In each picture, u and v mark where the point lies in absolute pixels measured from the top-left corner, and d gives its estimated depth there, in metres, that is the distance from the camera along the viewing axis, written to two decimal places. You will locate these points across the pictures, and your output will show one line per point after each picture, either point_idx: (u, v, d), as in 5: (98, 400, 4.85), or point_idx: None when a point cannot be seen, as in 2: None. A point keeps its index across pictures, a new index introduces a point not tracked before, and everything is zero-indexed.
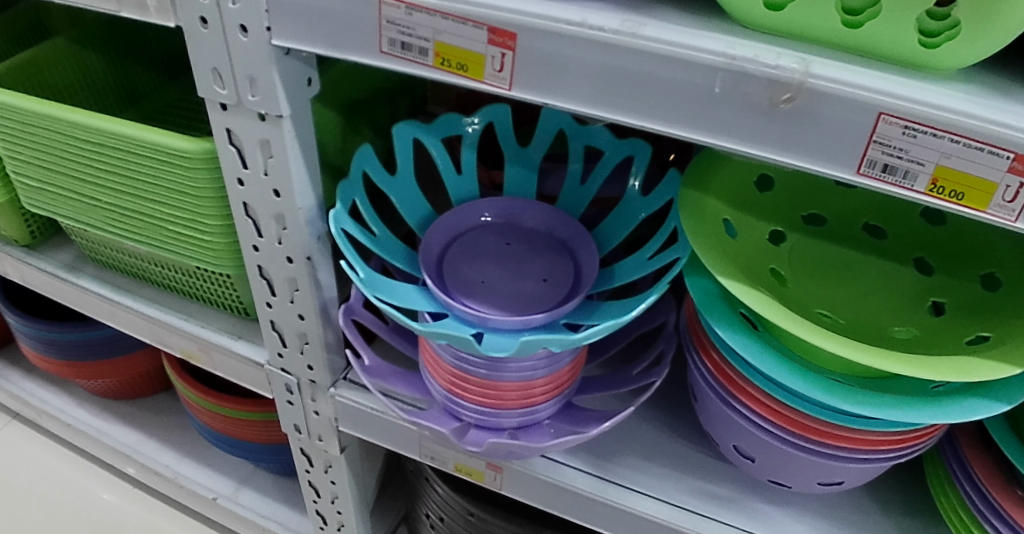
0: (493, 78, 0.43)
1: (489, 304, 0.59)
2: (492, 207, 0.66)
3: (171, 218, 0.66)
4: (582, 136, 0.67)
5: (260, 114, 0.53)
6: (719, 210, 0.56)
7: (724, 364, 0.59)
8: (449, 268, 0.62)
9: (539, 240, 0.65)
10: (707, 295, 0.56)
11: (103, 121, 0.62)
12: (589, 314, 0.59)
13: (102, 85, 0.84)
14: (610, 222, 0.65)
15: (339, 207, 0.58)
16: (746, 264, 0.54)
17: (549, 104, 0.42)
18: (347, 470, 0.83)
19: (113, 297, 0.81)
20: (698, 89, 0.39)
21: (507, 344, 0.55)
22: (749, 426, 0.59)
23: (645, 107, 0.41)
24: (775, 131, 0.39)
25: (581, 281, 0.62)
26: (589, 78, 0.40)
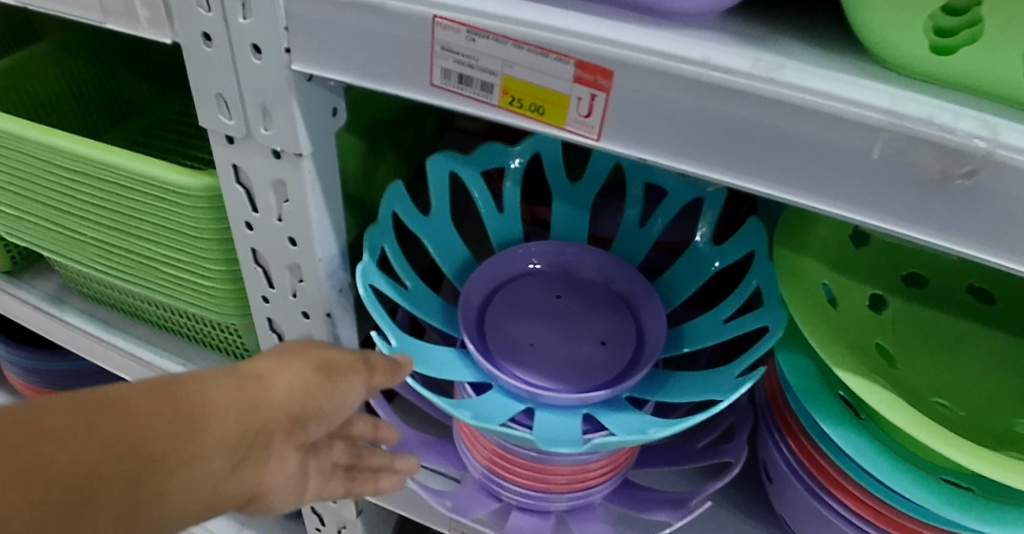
0: (578, 124, 0.34)
1: (540, 373, 0.50)
2: (540, 252, 0.58)
3: (167, 258, 0.57)
4: (643, 171, 0.58)
5: (274, 150, 0.44)
6: (817, 272, 0.47)
7: (812, 448, 0.50)
8: (491, 327, 0.53)
9: (595, 294, 0.56)
10: (801, 375, 0.47)
11: (87, 147, 0.53)
12: (661, 388, 0.50)
13: (91, 97, 0.75)
14: (676, 274, 0.57)
15: (367, 259, 0.49)
16: (854, 337, 0.45)
17: (649, 159, 0.33)
18: (362, 531, 0.74)
19: (102, 335, 0.72)
20: (847, 150, 0.30)
21: (567, 427, 0.46)
22: (838, 523, 0.49)
23: (774, 169, 0.32)
24: (941, 211, 0.30)
25: (649, 343, 0.52)
26: (705, 129, 0.31)
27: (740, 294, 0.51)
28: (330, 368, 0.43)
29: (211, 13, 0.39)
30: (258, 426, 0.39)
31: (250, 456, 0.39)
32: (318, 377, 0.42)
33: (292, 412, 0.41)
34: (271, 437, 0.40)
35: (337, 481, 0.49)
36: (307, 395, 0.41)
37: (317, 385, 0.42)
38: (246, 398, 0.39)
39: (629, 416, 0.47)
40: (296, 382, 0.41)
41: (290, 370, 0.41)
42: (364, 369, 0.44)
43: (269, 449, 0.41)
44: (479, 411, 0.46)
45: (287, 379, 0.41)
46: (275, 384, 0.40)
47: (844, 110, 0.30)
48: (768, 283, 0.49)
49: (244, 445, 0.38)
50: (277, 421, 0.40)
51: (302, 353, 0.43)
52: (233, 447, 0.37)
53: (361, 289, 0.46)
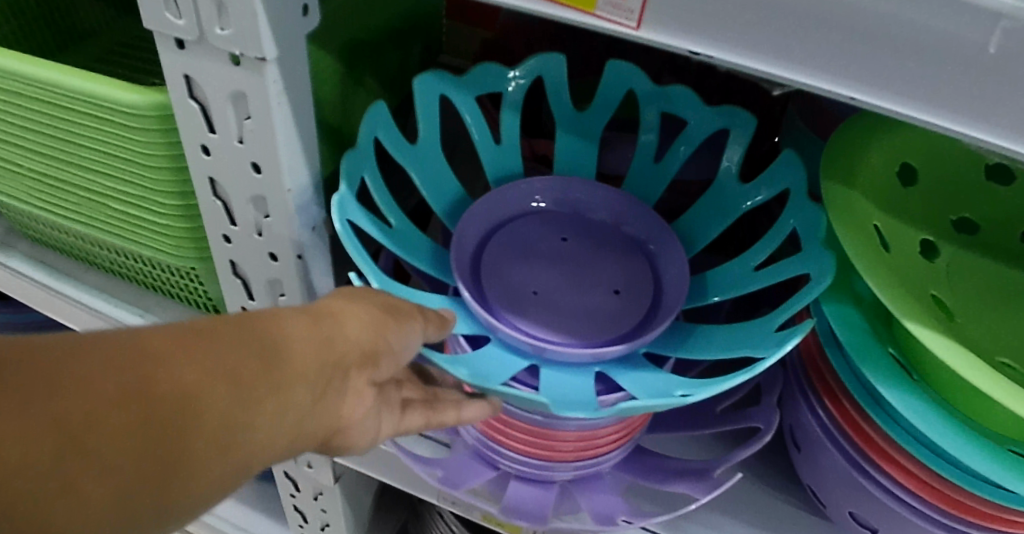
0: (613, 8, 0.27)
1: (546, 325, 0.43)
2: (545, 187, 0.50)
3: (116, 192, 0.50)
4: (659, 99, 0.51)
5: (233, 55, 0.36)
6: (868, 213, 0.41)
7: (859, 417, 0.45)
8: (489, 271, 0.46)
9: (607, 237, 0.49)
10: (850, 329, 0.43)
11: (14, 60, 0.45)
12: (683, 344, 0.44)
13: (35, 19, 0.65)
14: (697, 214, 0.50)
15: (345, 193, 0.42)
16: (910, 286, 0.40)
17: (698, 53, 0.27)
18: (341, 497, 0.68)
19: (51, 284, 0.64)
20: (955, 43, 0.24)
21: (580, 386, 0.40)
22: (881, 494, 0.45)
23: (859, 65, 0.26)
24: None
25: (668, 293, 0.46)
26: (774, 13, 0.25)
27: (776, 237, 0.45)
28: (400, 308, 0.37)
29: None
30: (335, 360, 0.32)
31: (333, 393, 0.32)
32: (387, 313, 0.36)
33: (369, 347, 0.34)
34: (352, 372, 0.33)
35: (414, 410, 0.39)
36: (379, 331, 0.35)
37: (389, 322, 0.35)
38: (320, 331, 0.32)
39: (649, 376, 0.41)
40: (368, 317, 0.35)
41: (360, 304, 0.35)
42: (423, 311, 0.38)
43: (351, 387, 0.34)
44: (479, 368, 0.40)
45: (361, 316, 0.34)
46: (348, 318, 0.34)
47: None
48: (806, 226, 0.43)
49: (324, 380, 0.32)
50: (354, 359, 0.33)
51: (368, 291, 0.37)
52: (312, 380, 0.31)
53: (337, 225, 0.39)
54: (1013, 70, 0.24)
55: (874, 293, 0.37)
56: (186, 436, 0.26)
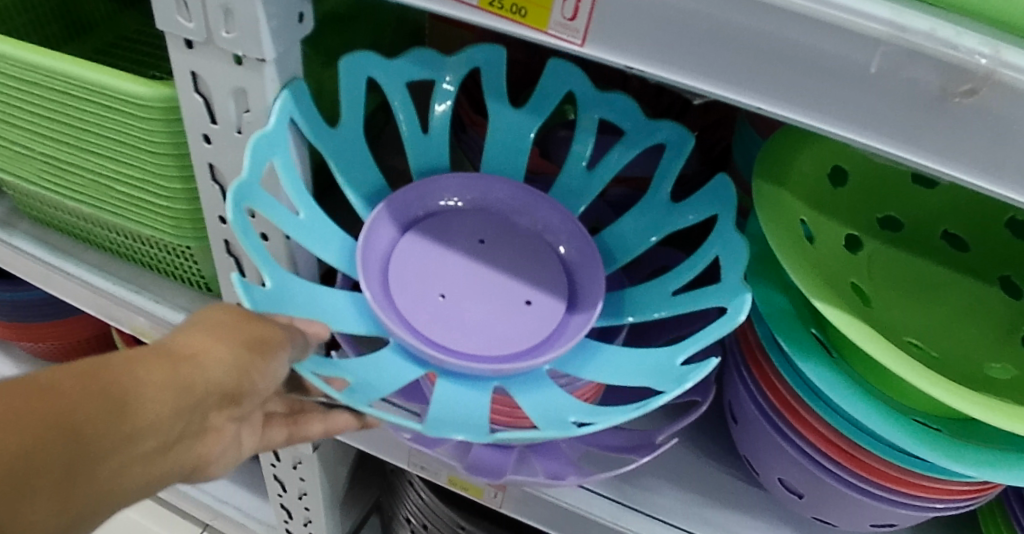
0: (561, 28, 0.32)
1: (451, 331, 0.48)
2: (460, 187, 0.56)
3: (120, 175, 0.54)
4: (600, 107, 0.56)
5: (236, 56, 0.41)
6: (796, 209, 0.47)
7: (783, 388, 0.51)
8: (393, 270, 0.51)
9: (516, 239, 0.55)
10: (776, 311, 0.48)
11: (32, 53, 0.49)
12: (593, 361, 0.48)
13: (43, 10, 0.69)
14: (631, 220, 0.56)
15: (243, 177, 0.41)
16: (829, 275, 0.45)
17: (632, 68, 0.32)
18: (318, 467, 0.73)
19: (50, 260, 0.68)
20: (845, 64, 0.29)
21: (466, 405, 0.44)
22: (803, 462, 0.51)
23: (765, 83, 0.31)
24: (940, 129, 0.29)
25: (580, 303, 0.52)
26: (695, 38, 0.30)
27: (690, 268, 0.50)
28: (268, 342, 0.38)
29: None
30: (191, 404, 0.34)
31: (186, 434, 0.35)
32: (251, 352, 0.37)
33: (228, 389, 0.36)
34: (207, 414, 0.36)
35: (279, 428, 0.45)
36: (241, 372, 0.36)
37: (252, 362, 0.37)
38: (177, 376, 0.34)
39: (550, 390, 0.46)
40: (230, 358, 0.36)
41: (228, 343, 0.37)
42: (288, 343, 0.39)
43: (205, 424, 0.36)
44: (364, 382, 0.44)
45: (220, 355, 0.36)
46: (210, 359, 0.36)
47: (845, 18, 0.28)
48: (726, 249, 0.47)
49: (177, 426, 0.34)
50: (212, 400, 0.36)
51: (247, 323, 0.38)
52: (166, 428, 0.33)
53: (229, 217, 0.40)
54: (888, 87, 0.29)
55: (792, 278, 0.43)
56: (34, 500, 0.28)
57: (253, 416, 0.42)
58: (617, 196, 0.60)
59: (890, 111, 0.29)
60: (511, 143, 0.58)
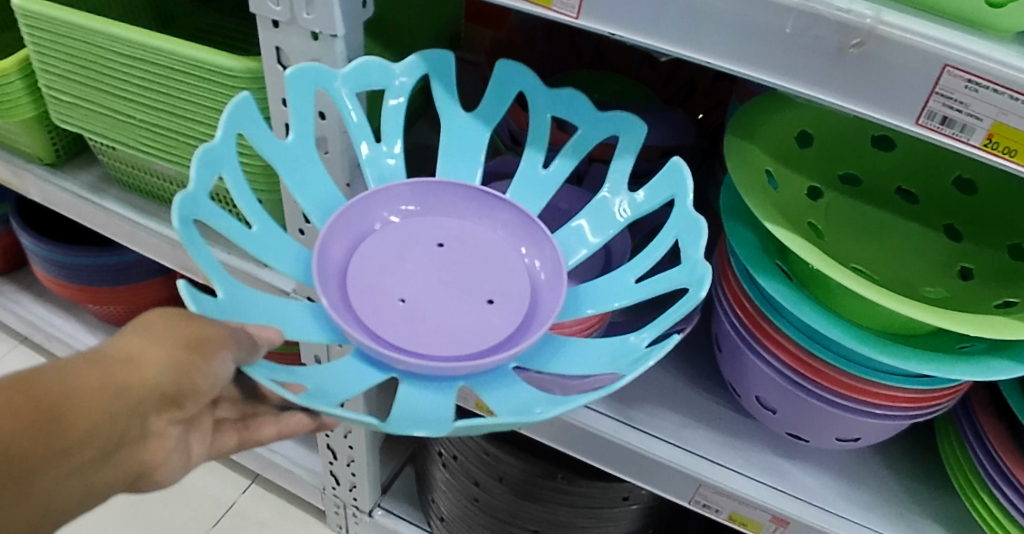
0: (563, 5, 0.44)
1: (414, 335, 0.51)
2: (413, 195, 0.59)
3: (207, 137, 0.66)
4: (550, 100, 0.61)
5: (314, 33, 0.53)
6: (763, 160, 0.58)
7: (757, 314, 0.60)
8: (351, 277, 0.53)
9: (473, 240, 0.58)
10: (746, 244, 0.58)
11: (142, 35, 0.61)
12: (553, 352, 0.53)
13: (136, 5, 0.82)
14: (596, 211, 0.60)
15: (194, 187, 0.46)
16: (789, 213, 0.56)
17: (617, 34, 0.43)
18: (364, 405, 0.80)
19: (137, 218, 0.80)
20: (770, 27, 0.39)
21: (428, 405, 0.46)
22: (773, 376, 0.61)
23: (713, 44, 0.41)
24: (841, 74, 0.39)
25: (542, 296, 0.55)
26: (661, 11, 0.41)
27: (655, 252, 0.55)
28: (209, 338, 0.40)
29: None
30: (129, 411, 0.38)
31: (126, 441, 0.38)
32: (188, 351, 0.39)
33: (166, 392, 0.39)
34: (150, 415, 0.39)
35: (229, 433, 0.49)
36: (182, 373, 0.39)
37: (191, 362, 0.39)
38: (113, 383, 0.37)
39: (512, 384, 0.49)
40: (167, 361, 0.39)
41: (168, 345, 0.39)
42: (235, 343, 0.41)
43: (147, 429, 0.40)
44: (322, 387, 0.46)
45: (159, 359, 0.39)
46: (147, 362, 0.38)
47: None
48: (684, 232, 0.53)
49: (116, 432, 0.37)
50: (153, 400, 0.39)
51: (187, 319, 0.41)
52: (105, 433, 0.37)
53: (175, 223, 0.43)
54: (802, 43, 0.39)
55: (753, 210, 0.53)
56: None
57: (200, 422, 0.46)
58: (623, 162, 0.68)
59: (805, 62, 0.40)
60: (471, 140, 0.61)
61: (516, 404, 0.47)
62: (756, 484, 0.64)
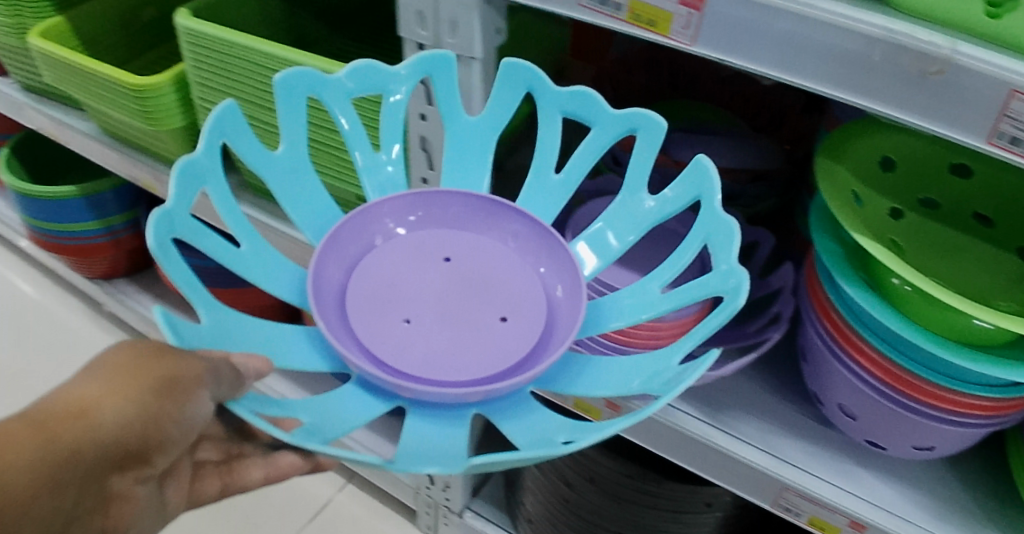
0: (679, 33, 0.54)
1: (417, 355, 0.55)
2: (416, 204, 0.63)
3: None
4: (556, 101, 0.61)
5: (454, 55, 0.60)
6: (849, 180, 0.64)
7: (842, 323, 0.65)
8: (352, 295, 0.58)
9: (480, 251, 0.62)
10: (833, 255, 0.63)
11: (294, 53, 0.69)
12: (573, 378, 0.56)
13: (275, 28, 0.94)
14: (621, 212, 0.62)
15: (174, 204, 0.50)
16: (872, 226, 0.62)
17: (730, 60, 0.52)
18: None
19: None
20: (860, 55, 0.47)
21: (433, 439, 0.50)
22: (856, 382, 0.65)
23: (812, 68, 0.49)
24: (921, 97, 0.46)
25: (558, 313, 0.59)
26: (770, 41, 0.50)
27: (682, 258, 0.57)
28: (171, 384, 0.46)
29: None
30: (86, 458, 0.44)
31: (88, 483, 0.46)
32: (155, 394, 0.45)
33: (125, 438, 0.45)
34: (111, 470, 0.47)
35: (212, 480, 0.59)
36: (144, 418, 0.45)
37: (155, 402, 0.46)
38: (68, 433, 0.44)
39: (526, 417, 0.52)
40: (127, 406, 0.45)
41: (120, 396, 0.45)
42: (208, 381, 0.46)
43: (108, 474, 0.47)
44: (316, 422, 0.50)
45: (118, 409, 0.45)
46: (102, 416, 0.45)
47: (855, 25, 0.46)
48: (715, 235, 0.54)
49: (75, 478, 0.44)
50: (115, 451, 0.46)
51: (151, 362, 0.46)
52: (64, 479, 0.44)
53: (151, 243, 0.47)
54: (888, 70, 0.47)
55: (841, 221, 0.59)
56: None
57: (175, 475, 0.57)
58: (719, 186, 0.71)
59: (890, 87, 0.47)
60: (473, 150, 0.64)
61: (535, 435, 0.50)
62: (834, 489, 0.66)
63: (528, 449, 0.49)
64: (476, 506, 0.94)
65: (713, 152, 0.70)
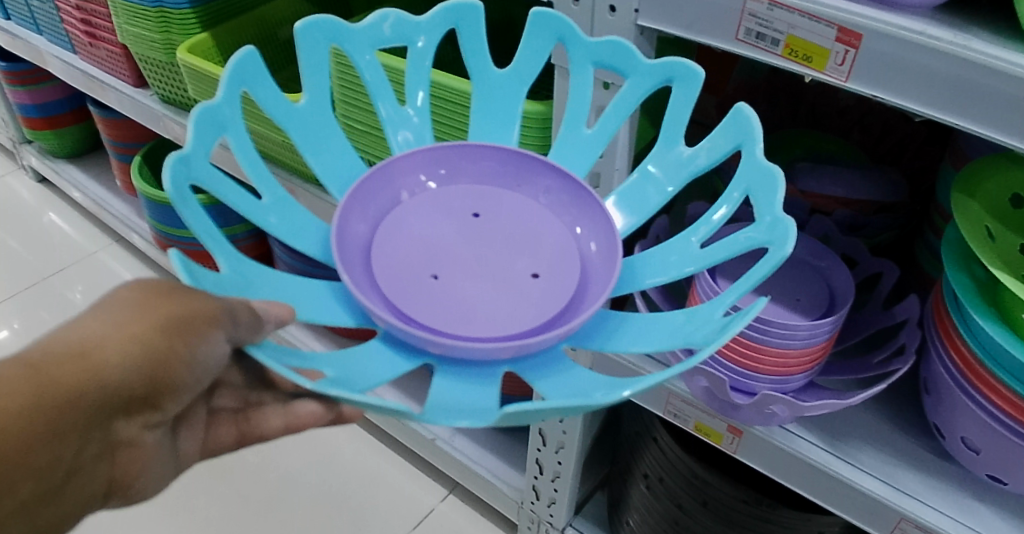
0: (834, 70, 0.53)
1: (447, 312, 0.53)
2: (441, 159, 0.61)
3: None
4: (588, 53, 0.60)
5: (605, 83, 0.63)
6: (982, 216, 0.64)
7: (972, 357, 0.64)
8: (377, 250, 0.56)
9: (508, 209, 0.60)
10: (966, 288, 0.63)
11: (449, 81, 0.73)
12: (612, 333, 0.53)
13: None
14: (660, 169, 0.60)
15: (194, 152, 0.48)
16: (1007, 261, 0.62)
17: (880, 97, 0.51)
18: (577, 453, 0.78)
19: None
20: (1014, 97, 0.46)
21: (469, 398, 0.46)
22: (984, 417, 0.63)
23: (962, 108, 0.48)
24: None
25: (594, 270, 0.56)
26: (923, 80, 0.49)
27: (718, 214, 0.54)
28: (186, 327, 0.42)
29: None
30: (89, 399, 0.41)
31: (98, 423, 0.43)
32: (167, 336, 0.42)
33: (133, 381, 0.42)
34: (117, 412, 0.43)
35: (227, 427, 0.57)
36: (151, 361, 0.42)
37: (167, 345, 0.42)
38: (75, 372, 0.41)
39: (565, 374, 0.49)
40: (135, 348, 0.41)
41: (126, 337, 0.41)
42: (223, 322, 0.41)
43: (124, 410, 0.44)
44: (341, 376, 0.46)
45: (122, 350, 0.41)
46: (106, 359, 0.41)
47: (1010, 68, 0.45)
48: (756, 186, 0.51)
49: (77, 418, 0.42)
50: (118, 397, 0.42)
51: (161, 299, 0.43)
52: (69, 418, 0.41)
53: (167, 188, 0.43)
54: None
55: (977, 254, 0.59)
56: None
57: (189, 422, 0.55)
58: (842, 217, 0.73)
59: None
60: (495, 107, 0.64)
61: (572, 389, 0.47)
62: (951, 523, 0.65)
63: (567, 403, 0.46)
64: (576, 523, 0.93)
65: (838, 183, 0.72)
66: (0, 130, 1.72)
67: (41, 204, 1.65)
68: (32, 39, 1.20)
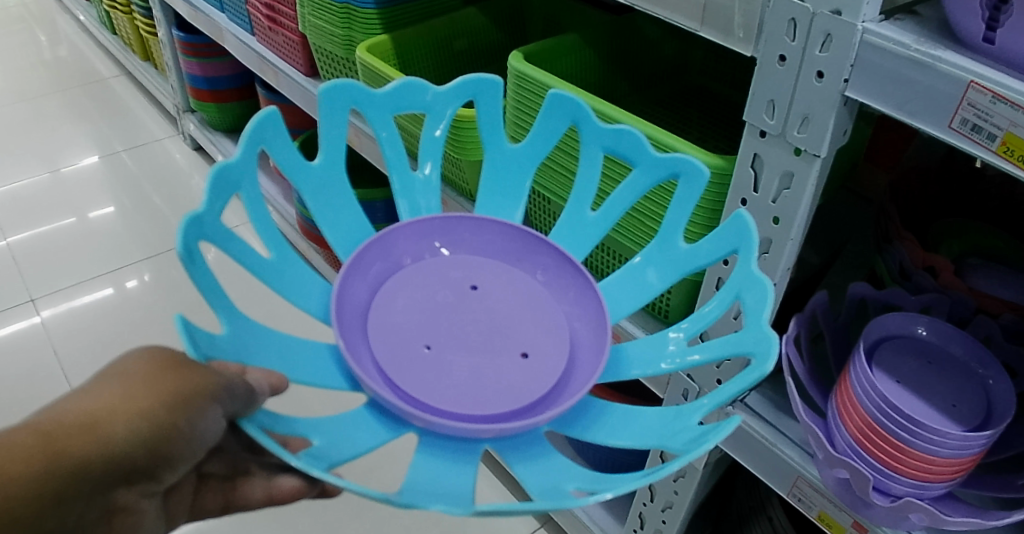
0: None
1: (433, 386, 0.50)
2: (442, 228, 0.59)
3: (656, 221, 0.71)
4: (599, 137, 0.60)
5: (797, 149, 0.58)
6: None
7: None
8: (374, 316, 0.54)
9: (506, 282, 0.58)
10: None
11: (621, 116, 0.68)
12: (590, 423, 0.50)
13: (591, 83, 0.91)
14: (666, 257, 0.58)
15: (203, 209, 0.45)
16: None
17: None
18: (683, 518, 0.79)
19: None
20: None
21: (446, 480, 0.43)
22: None
23: None
24: None
25: (582, 359, 0.54)
26: None
27: (711, 316, 0.53)
28: (191, 398, 0.42)
29: (794, 41, 0.55)
30: (90, 470, 0.41)
31: (99, 492, 0.42)
32: (173, 408, 0.42)
33: (136, 452, 0.42)
34: (119, 482, 0.43)
35: (213, 496, 0.55)
36: (155, 432, 0.41)
37: (170, 416, 0.42)
38: (81, 442, 0.40)
39: (544, 462, 0.47)
40: (140, 421, 0.41)
41: (133, 409, 0.41)
42: (222, 396, 0.43)
43: (135, 478, 0.43)
44: (324, 446, 0.44)
45: (126, 421, 0.41)
46: (111, 432, 0.41)
47: None
48: (746, 290, 0.49)
49: (79, 487, 0.41)
50: (121, 466, 0.42)
51: (170, 372, 0.42)
52: (70, 485, 0.41)
53: (178, 247, 0.42)
54: None
55: None
56: None
57: (178, 493, 0.53)
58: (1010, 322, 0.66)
59: None
60: (510, 174, 0.63)
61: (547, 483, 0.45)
62: None
63: (543, 498, 0.44)
64: None
65: (1005, 285, 0.68)
66: (167, 95, 1.84)
67: (189, 168, 1.72)
68: (214, 15, 1.29)
